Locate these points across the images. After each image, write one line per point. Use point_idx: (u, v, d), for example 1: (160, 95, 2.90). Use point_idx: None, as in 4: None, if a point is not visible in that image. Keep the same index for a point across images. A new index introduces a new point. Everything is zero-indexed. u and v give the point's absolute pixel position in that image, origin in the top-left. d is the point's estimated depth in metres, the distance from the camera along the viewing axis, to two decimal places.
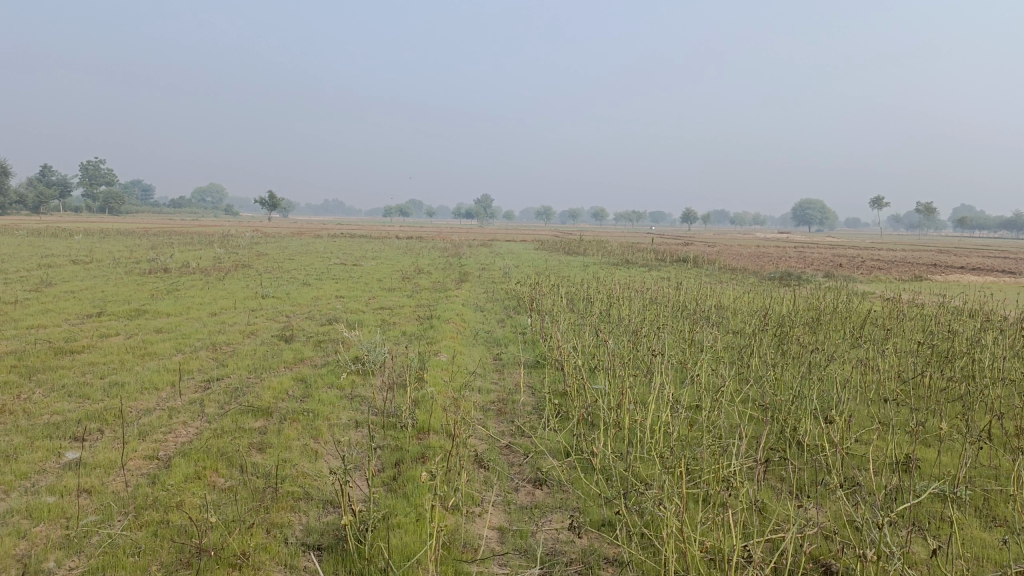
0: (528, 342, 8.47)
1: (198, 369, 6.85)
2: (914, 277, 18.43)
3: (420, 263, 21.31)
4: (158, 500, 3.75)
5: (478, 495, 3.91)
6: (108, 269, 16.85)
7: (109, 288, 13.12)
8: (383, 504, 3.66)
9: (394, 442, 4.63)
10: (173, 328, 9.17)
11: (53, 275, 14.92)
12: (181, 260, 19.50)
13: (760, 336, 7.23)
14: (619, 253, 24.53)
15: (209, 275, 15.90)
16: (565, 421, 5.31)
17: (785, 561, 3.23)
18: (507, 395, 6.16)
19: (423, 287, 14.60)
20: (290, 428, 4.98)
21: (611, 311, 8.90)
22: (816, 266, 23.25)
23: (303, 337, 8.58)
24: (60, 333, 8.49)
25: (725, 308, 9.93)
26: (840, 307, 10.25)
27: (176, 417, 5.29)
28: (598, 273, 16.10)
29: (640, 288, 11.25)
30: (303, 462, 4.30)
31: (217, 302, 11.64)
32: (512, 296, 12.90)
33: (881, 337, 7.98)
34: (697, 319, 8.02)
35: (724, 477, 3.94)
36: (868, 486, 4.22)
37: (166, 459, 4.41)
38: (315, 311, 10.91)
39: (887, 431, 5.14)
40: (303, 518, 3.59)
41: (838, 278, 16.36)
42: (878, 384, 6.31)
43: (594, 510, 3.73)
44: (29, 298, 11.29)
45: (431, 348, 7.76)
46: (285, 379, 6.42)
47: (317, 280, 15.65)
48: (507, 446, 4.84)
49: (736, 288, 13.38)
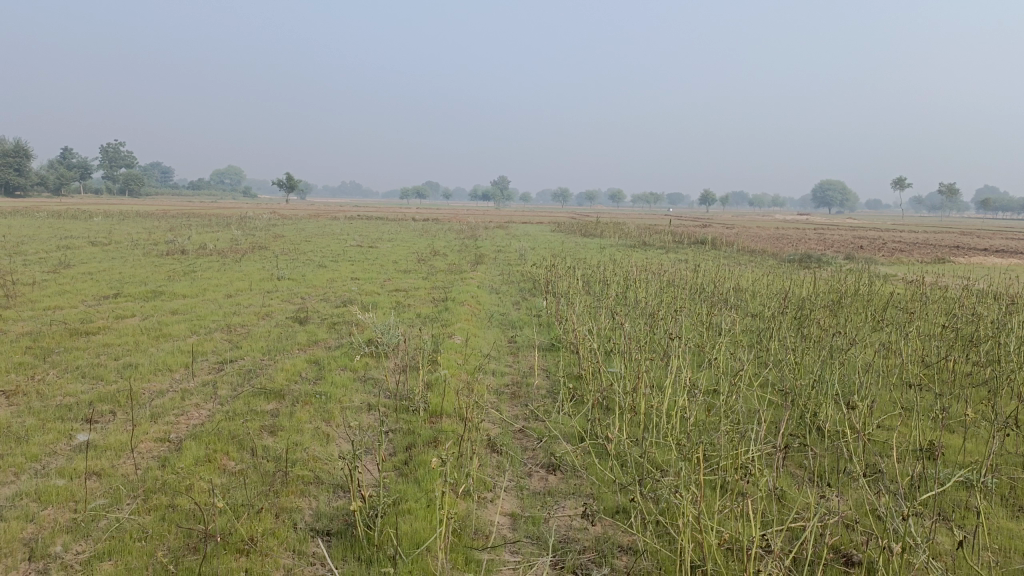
0: (543, 324, 8.38)
1: (212, 351, 6.83)
2: (936, 259, 18.12)
3: (436, 244, 21.22)
4: (168, 483, 3.72)
5: (491, 480, 3.85)
6: (126, 250, 16.92)
7: (126, 269, 13.16)
8: (393, 489, 3.60)
9: (406, 426, 4.57)
10: (188, 309, 9.16)
11: (71, 256, 15.02)
12: (198, 242, 19.50)
13: (780, 319, 7.10)
14: (636, 235, 24.31)
15: (226, 257, 15.95)
16: (580, 405, 5.22)
17: (805, 552, 3.14)
18: (521, 378, 6.09)
19: (439, 269, 14.54)
20: (302, 411, 4.94)
21: (628, 294, 8.79)
22: (837, 248, 22.91)
23: (317, 319, 8.55)
24: (77, 314, 8.52)
25: (743, 290, 9.78)
26: (861, 290, 10.07)
27: (189, 399, 5.26)
28: (615, 255, 15.96)
29: (657, 270, 11.11)
30: (314, 446, 4.26)
31: (233, 284, 11.64)
32: (527, 278, 12.81)
33: (904, 319, 7.82)
34: (715, 301, 7.88)
35: (742, 465, 3.84)
36: (891, 474, 4.11)
37: (177, 441, 4.38)
38: (330, 293, 10.87)
39: (911, 416, 5.02)
40: (312, 503, 3.54)
41: (859, 260, 16.14)
42: (901, 368, 6.17)
43: (608, 497, 3.66)
44: (47, 280, 11.35)
45: (445, 330, 7.69)
46: (298, 361, 6.37)
47: (332, 262, 15.64)
48: (521, 430, 4.77)
49: (754, 270, 13.19)
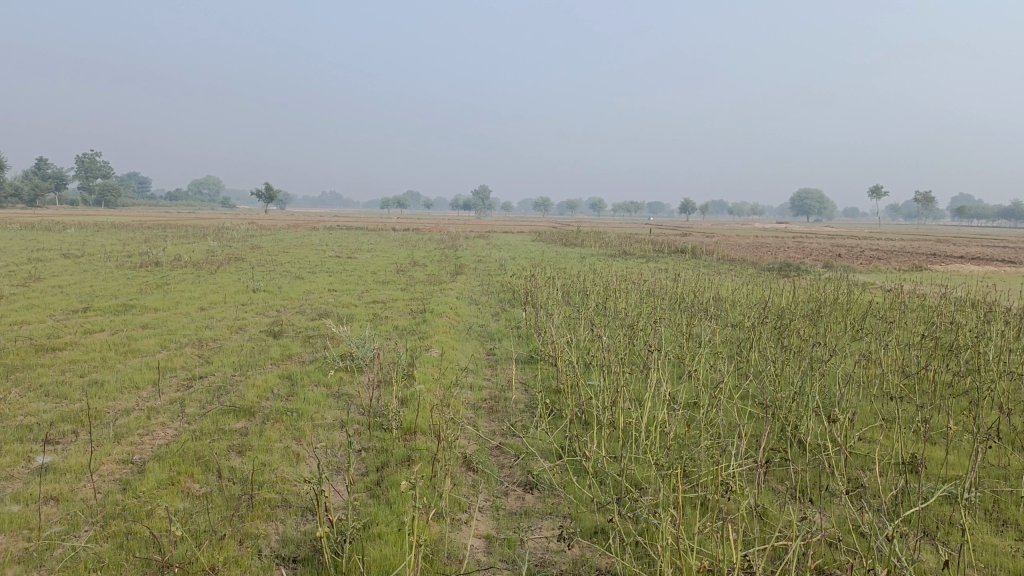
0: (522, 336, 8.27)
1: (182, 367, 6.65)
2: (913, 268, 18.25)
3: (416, 255, 21.09)
4: (128, 508, 3.56)
5: (465, 500, 3.73)
6: (99, 262, 16.63)
7: (98, 282, 12.90)
8: (364, 512, 3.48)
9: (380, 444, 4.45)
10: (159, 324, 8.96)
11: (41, 269, 14.71)
12: (173, 253, 19.22)
13: (760, 329, 7.04)
14: (616, 244, 24.36)
15: (201, 269, 15.70)
16: (558, 420, 5.12)
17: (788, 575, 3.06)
18: (499, 392, 5.97)
19: (418, 280, 14.39)
20: (272, 429, 4.79)
21: (607, 304, 8.71)
22: (816, 256, 23.03)
23: (292, 332, 8.38)
24: (44, 329, 8.30)
25: (723, 300, 9.73)
26: (841, 299, 10.07)
27: (155, 417, 5.10)
28: (595, 265, 15.91)
29: (637, 279, 11.06)
30: (283, 467, 4.11)
31: (207, 297, 11.43)
32: (507, 289, 12.72)
33: (884, 328, 7.80)
34: (695, 312, 7.82)
35: (724, 482, 3.76)
36: (874, 489, 4.04)
37: (140, 463, 4.23)
38: (306, 306, 10.71)
39: (892, 428, 4.97)
40: (279, 528, 3.41)
41: (837, 269, 16.23)
42: (881, 378, 6.13)
43: (586, 517, 3.55)
44: (15, 294, 11.08)
45: (422, 343, 7.56)
46: (270, 377, 6.21)
47: (309, 273, 15.45)
48: (498, 447, 4.66)
49: (734, 279, 13.18)
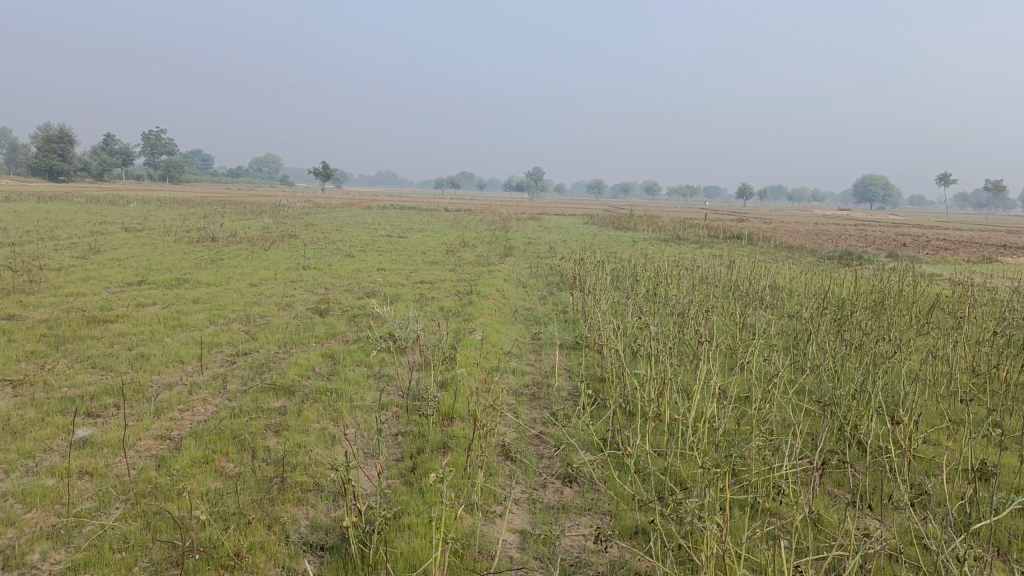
0: (569, 321, 8.10)
1: (227, 343, 6.66)
2: (983, 260, 17.41)
3: (466, 235, 21.01)
4: (159, 487, 3.52)
5: (500, 491, 3.60)
6: (157, 236, 16.98)
7: (154, 256, 13.16)
8: (395, 500, 3.37)
9: (417, 429, 4.34)
10: (210, 298, 9.04)
11: (102, 242, 15.05)
12: (230, 229, 19.53)
13: (818, 321, 6.73)
14: (670, 228, 23.91)
15: (255, 245, 15.92)
16: (601, 410, 4.94)
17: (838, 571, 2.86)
18: (542, 378, 5.82)
19: (467, 261, 14.29)
20: (310, 409, 4.73)
21: (658, 290, 8.46)
22: (879, 245, 22.21)
23: (338, 311, 8.36)
24: (98, 301, 8.44)
25: (779, 290, 9.38)
26: (905, 289, 9.62)
27: (196, 393, 5.08)
28: (647, 249, 15.60)
29: (690, 265, 10.77)
30: (318, 449, 4.04)
31: (258, 273, 11.52)
32: (556, 271, 12.54)
33: (951, 323, 7.40)
34: (749, 300, 7.53)
35: (775, 484, 3.55)
36: (939, 497, 3.77)
37: (177, 440, 4.21)
38: (354, 284, 10.71)
39: (960, 431, 4.66)
40: (308, 513, 3.32)
41: (902, 259, 15.61)
42: (948, 377, 5.79)
43: (626, 515, 3.38)
44: (75, 265, 11.35)
45: (466, 325, 7.45)
46: (313, 355, 6.18)
47: (360, 252, 15.51)
48: (538, 436, 4.51)
49: (791, 268, 12.73)
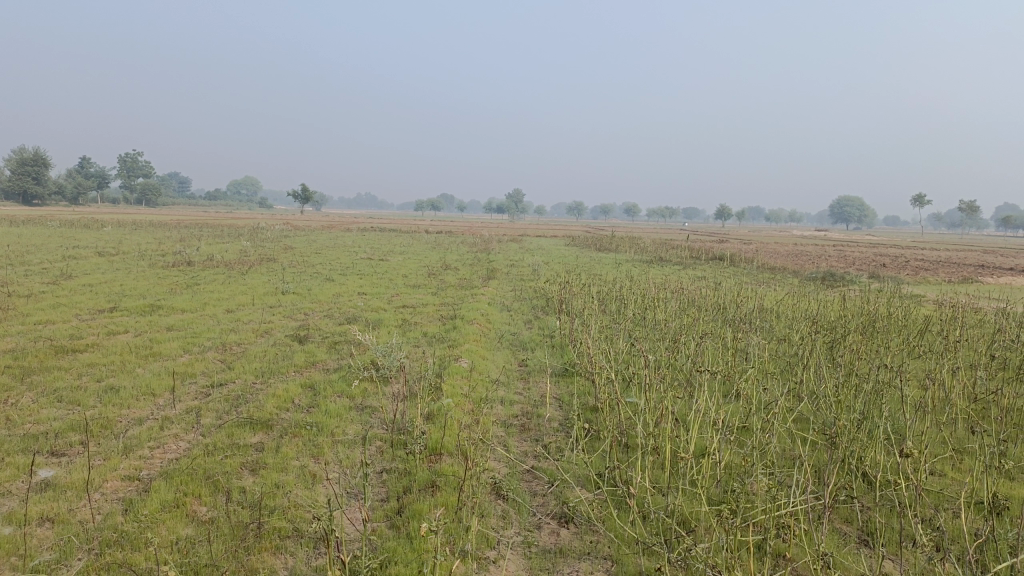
0: (556, 346, 7.91)
1: (202, 373, 6.38)
2: (964, 280, 17.47)
3: (448, 258, 20.84)
4: (126, 535, 3.27)
5: (494, 535, 3.39)
6: (132, 261, 16.62)
7: (128, 282, 12.81)
8: (381, 547, 3.15)
9: (403, 466, 4.12)
10: (185, 325, 8.74)
11: (75, 268, 14.66)
12: (207, 253, 19.17)
13: (810, 345, 6.59)
14: (652, 250, 23.87)
15: (232, 269, 15.61)
16: (595, 442, 4.74)
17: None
18: (531, 408, 5.61)
19: (450, 284, 14.07)
20: (289, 445, 4.48)
21: (646, 314, 8.31)
22: (860, 266, 22.31)
23: (318, 338, 8.10)
24: (68, 330, 8.12)
25: (767, 313, 9.27)
26: (893, 309, 9.53)
27: (168, 428, 4.82)
28: (631, 272, 15.49)
29: (676, 288, 10.62)
30: (297, 489, 3.80)
31: (236, 298, 11.23)
32: (540, 295, 12.36)
33: (943, 345, 7.29)
34: (739, 323, 7.39)
35: (783, 523, 3.37)
36: (952, 534, 3.61)
37: (147, 480, 3.95)
38: (335, 309, 10.46)
39: (966, 462, 4.50)
40: (288, 562, 3.08)
41: (884, 279, 15.60)
42: (946, 402, 5.65)
43: (629, 560, 3.18)
44: (45, 292, 11.00)
45: (451, 352, 7.23)
46: (292, 385, 5.93)
47: (340, 276, 15.24)
48: (529, 471, 4.30)
49: (777, 289, 12.63)
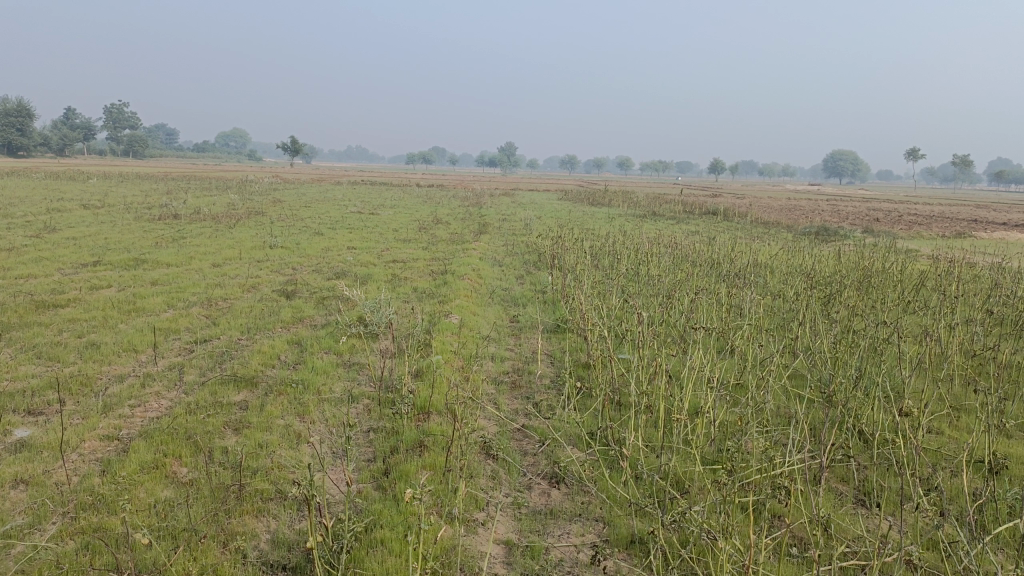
0: (548, 302, 7.79)
1: (186, 329, 6.24)
2: (958, 235, 17.38)
3: (439, 212, 20.58)
4: (103, 498, 3.16)
5: (482, 496, 3.30)
6: (118, 214, 16.33)
7: (113, 235, 12.58)
8: (366, 509, 3.05)
9: (390, 425, 4.02)
10: (170, 280, 8.58)
11: (59, 221, 14.41)
12: (194, 206, 18.88)
13: (805, 299, 6.48)
14: (646, 204, 23.64)
15: (220, 222, 15.37)
16: (587, 400, 4.65)
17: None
18: (522, 365, 5.50)
19: (440, 239, 13.86)
20: (274, 403, 4.37)
21: (639, 269, 8.18)
22: (854, 221, 22.16)
23: (306, 293, 7.95)
24: (49, 284, 7.95)
25: (761, 268, 9.14)
26: (888, 263, 9.43)
27: (149, 386, 4.70)
28: (623, 226, 15.33)
29: (668, 242, 10.48)
30: (281, 449, 3.69)
31: (222, 252, 11.04)
32: (532, 250, 12.20)
33: (938, 300, 7.20)
34: (734, 278, 7.27)
35: (779, 484, 3.30)
36: (951, 493, 3.55)
37: (126, 440, 3.83)
38: (323, 264, 10.29)
39: (964, 421, 4.43)
40: (270, 526, 2.99)
41: (878, 234, 15.48)
42: (942, 359, 5.58)
43: (622, 522, 3.10)
44: (28, 245, 10.78)
45: (441, 308, 7.11)
46: (278, 342, 5.80)
47: (330, 230, 15.03)
48: (520, 430, 4.21)
49: (771, 244, 12.48)
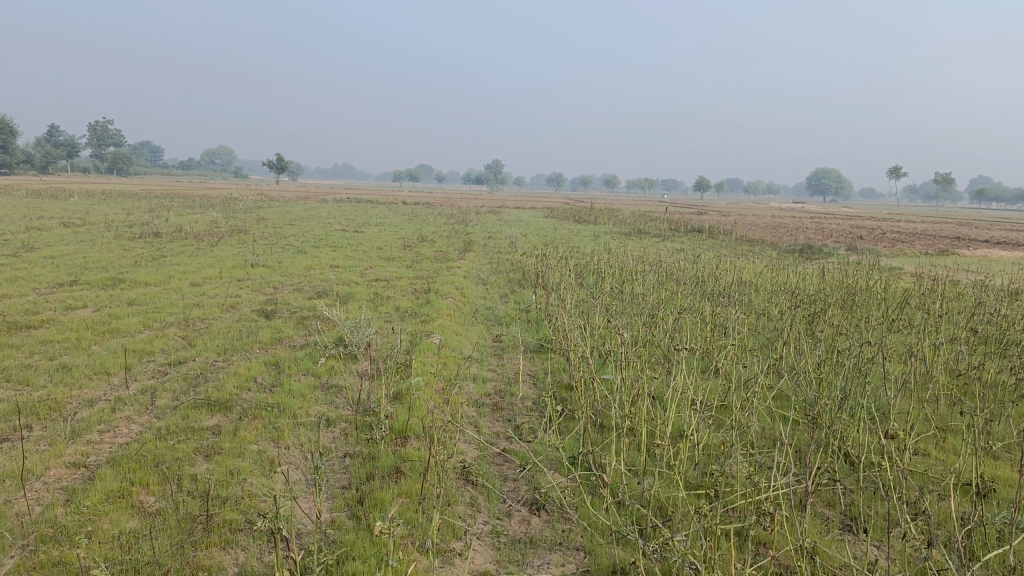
0: (532, 321, 7.72)
1: (161, 350, 6.12)
2: (941, 252, 17.50)
3: (424, 230, 20.53)
4: (65, 529, 3.04)
5: (460, 525, 3.20)
6: (98, 232, 16.16)
7: (92, 254, 12.41)
8: (339, 540, 2.95)
9: (367, 451, 3.91)
10: (147, 300, 8.45)
11: (37, 239, 14.22)
12: (176, 224, 18.73)
13: (790, 318, 6.45)
14: (631, 221, 23.71)
15: (202, 241, 15.22)
16: (570, 423, 4.56)
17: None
18: (505, 386, 5.41)
19: (424, 257, 13.77)
20: (248, 428, 4.26)
21: (623, 288, 8.12)
22: (837, 238, 22.27)
23: (286, 313, 7.85)
24: (23, 304, 7.80)
25: (746, 285, 9.11)
26: (872, 281, 9.44)
27: (120, 410, 4.57)
28: (609, 245, 15.31)
29: (653, 260, 10.46)
30: (253, 476, 3.58)
31: (203, 271, 10.91)
32: (517, 268, 12.15)
33: (923, 318, 7.19)
34: (718, 297, 7.23)
35: (764, 511, 3.22)
36: (938, 518, 3.48)
37: (93, 468, 3.71)
38: (305, 283, 10.17)
39: (951, 443, 4.38)
40: (238, 558, 2.88)
41: (862, 251, 15.56)
42: (927, 378, 5.55)
43: (603, 551, 3.01)
44: (3, 265, 10.60)
45: (423, 327, 7.02)
46: (256, 364, 5.69)
47: (313, 248, 14.92)
48: (501, 454, 4.11)
49: (755, 262, 12.48)
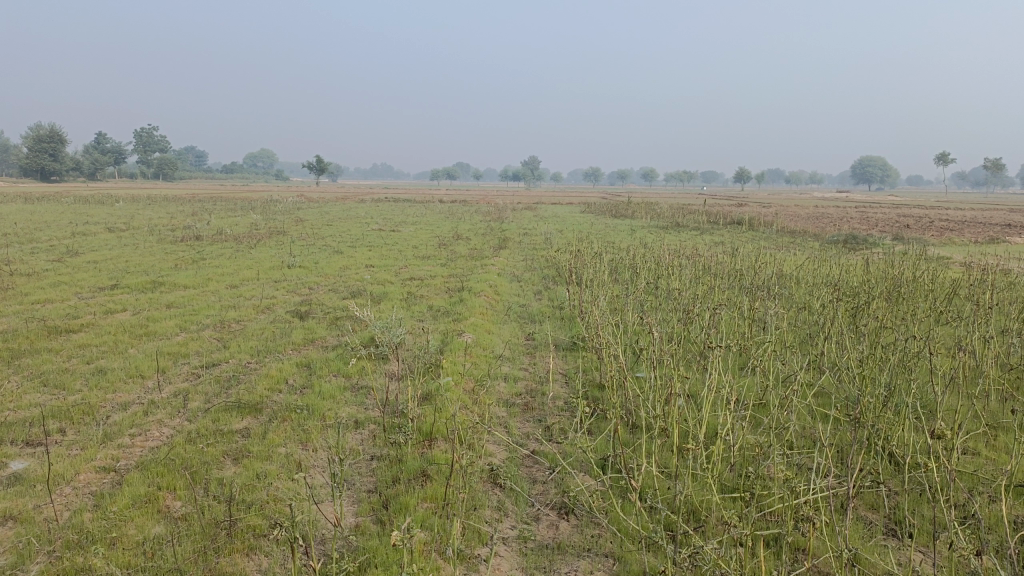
0: (565, 318, 7.62)
1: (195, 353, 6.16)
2: (993, 240, 16.91)
3: (460, 227, 20.52)
4: (91, 534, 3.04)
5: (486, 530, 3.13)
6: (141, 236, 16.50)
7: (134, 257, 12.64)
8: (362, 546, 2.90)
9: (394, 453, 3.87)
10: (185, 302, 8.55)
11: (83, 244, 14.54)
12: (216, 226, 19.04)
13: (831, 311, 6.24)
14: (669, 215, 23.40)
15: (241, 243, 15.41)
16: (601, 424, 4.46)
17: None
18: (536, 386, 5.33)
19: (459, 255, 13.72)
20: (277, 430, 4.24)
21: (658, 283, 7.96)
22: (883, 228, 21.68)
23: (320, 313, 7.86)
24: (65, 309, 7.95)
25: (786, 278, 8.89)
26: (919, 271, 9.11)
27: (152, 414, 4.60)
28: (645, 239, 15.11)
29: (691, 254, 10.26)
30: (280, 480, 3.56)
31: (240, 273, 11.01)
32: (552, 264, 12.05)
33: (973, 310, 6.90)
34: (757, 292, 7.03)
35: (803, 515, 3.09)
36: (990, 521, 3.31)
37: (122, 472, 3.72)
38: (340, 283, 10.20)
39: (1003, 441, 4.17)
40: (261, 564, 2.85)
41: (909, 241, 15.09)
42: (977, 372, 5.31)
43: (633, 558, 2.91)
44: (48, 270, 10.84)
45: (455, 326, 6.97)
46: (287, 365, 5.68)
47: (349, 248, 15.01)
48: (530, 456, 4.03)
49: (796, 254, 12.16)
